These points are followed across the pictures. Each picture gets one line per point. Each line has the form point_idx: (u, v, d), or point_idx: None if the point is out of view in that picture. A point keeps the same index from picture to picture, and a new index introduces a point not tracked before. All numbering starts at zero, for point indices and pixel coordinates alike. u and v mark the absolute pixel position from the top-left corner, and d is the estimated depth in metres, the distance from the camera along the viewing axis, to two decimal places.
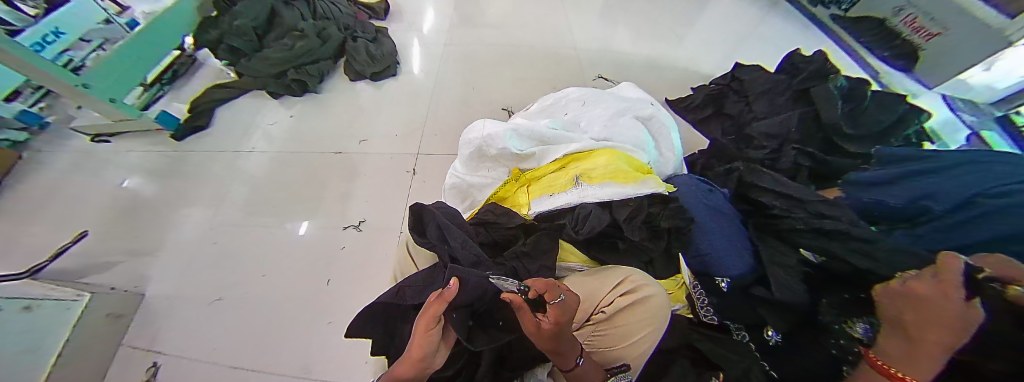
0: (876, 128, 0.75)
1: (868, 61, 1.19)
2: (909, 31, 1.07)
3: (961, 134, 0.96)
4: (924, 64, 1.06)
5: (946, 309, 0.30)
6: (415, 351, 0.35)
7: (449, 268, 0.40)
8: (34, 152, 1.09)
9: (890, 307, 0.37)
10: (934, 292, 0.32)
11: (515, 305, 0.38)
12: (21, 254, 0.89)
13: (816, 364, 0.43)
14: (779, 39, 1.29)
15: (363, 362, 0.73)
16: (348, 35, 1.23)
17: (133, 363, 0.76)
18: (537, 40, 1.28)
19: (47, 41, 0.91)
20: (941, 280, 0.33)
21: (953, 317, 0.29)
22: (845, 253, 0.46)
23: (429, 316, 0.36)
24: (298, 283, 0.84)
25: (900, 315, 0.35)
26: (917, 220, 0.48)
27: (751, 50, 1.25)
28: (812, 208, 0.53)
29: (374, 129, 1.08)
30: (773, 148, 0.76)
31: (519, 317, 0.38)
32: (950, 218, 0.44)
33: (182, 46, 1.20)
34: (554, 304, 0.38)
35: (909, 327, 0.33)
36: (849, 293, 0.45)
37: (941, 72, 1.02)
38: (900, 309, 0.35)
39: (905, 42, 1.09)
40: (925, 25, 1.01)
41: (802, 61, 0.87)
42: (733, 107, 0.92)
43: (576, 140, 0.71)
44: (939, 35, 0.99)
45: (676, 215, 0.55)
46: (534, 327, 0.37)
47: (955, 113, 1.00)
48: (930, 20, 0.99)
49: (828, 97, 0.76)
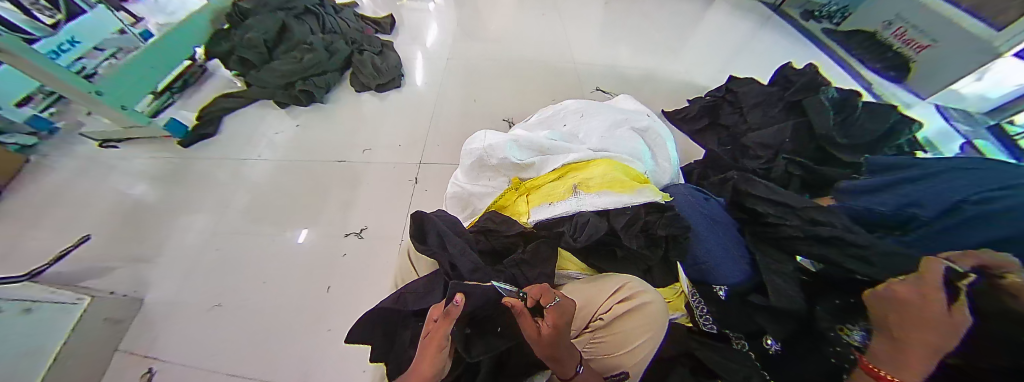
0: (869, 138, 0.77)
1: (862, 74, 1.23)
2: (899, 44, 1.14)
3: (955, 142, 0.95)
4: (917, 73, 1.10)
5: (932, 312, 0.33)
6: (426, 368, 0.35)
7: (448, 286, 0.41)
8: (42, 156, 1.10)
9: (883, 312, 0.39)
10: (917, 295, 0.35)
11: (517, 311, 0.39)
12: (19, 258, 0.89)
13: (817, 373, 0.45)
14: (773, 53, 1.33)
15: (362, 370, 0.73)
16: (355, 48, 1.27)
17: (128, 368, 0.75)
18: (537, 54, 1.32)
19: (62, 49, 0.94)
20: (920, 281, 0.36)
21: (942, 321, 0.32)
22: (842, 260, 0.48)
23: (433, 340, 0.37)
24: (298, 289, 0.84)
25: (888, 318, 0.38)
26: (908, 227, 0.49)
27: (746, 64, 1.29)
28: (806, 216, 0.54)
29: (376, 138, 1.11)
30: (768, 158, 0.79)
31: (518, 322, 0.39)
32: (939, 223, 0.46)
33: (193, 57, 1.24)
34: (551, 308, 0.39)
35: (898, 330, 0.36)
36: (842, 299, 0.47)
37: (934, 82, 1.05)
38: (887, 312, 0.38)
39: (896, 54, 1.15)
40: (914, 37, 1.09)
41: (794, 73, 0.91)
42: (728, 118, 0.95)
43: (575, 150, 0.73)
44: (931, 47, 1.05)
45: (672, 224, 0.55)
46: (534, 333, 0.38)
47: (949, 123, 1.00)
48: (919, 32, 1.07)
49: (819, 109, 0.79)
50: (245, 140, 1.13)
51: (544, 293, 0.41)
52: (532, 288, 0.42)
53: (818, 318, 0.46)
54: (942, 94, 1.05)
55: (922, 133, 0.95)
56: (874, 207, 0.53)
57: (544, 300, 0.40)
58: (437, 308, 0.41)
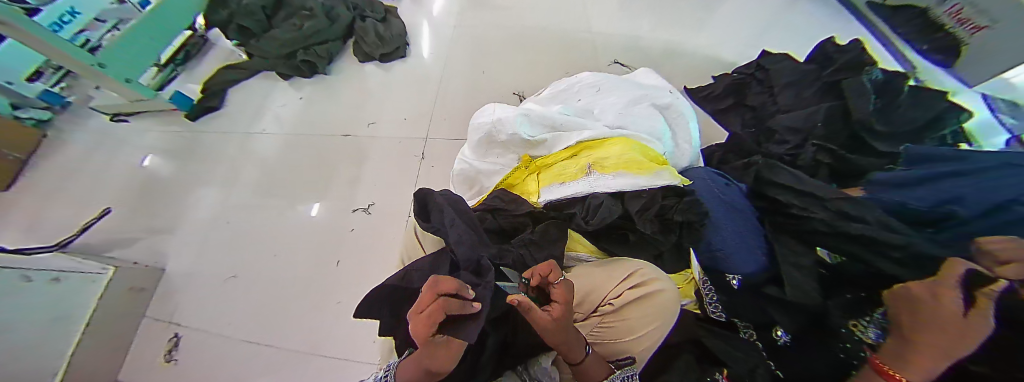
0: (909, 128, 0.67)
1: (905, 57, 1.00)
2: (952, 23, 0.88)
3: (999, 136, 0.76)
4: (967, 57, 0.88)
5: (944, 314, 0.28)
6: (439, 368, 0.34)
7: (439, 301, 0.32)
8: (57, 132, 1.12)
9: (904, 318, 0.32)
10: (931, 296, 0.30)
11: (523, 308, 0.35)
12: (48, 228, 0.94)
13: (824, 366, 0.41)
14: (824, 10, 1.15)
15: (371, 342, 0.75)
16: (357, 15, 1.20)
17: (156, 333, 0.82)
18: (552, 22, 1.22)
19: (63, 21, 0.93)
20: (940, 284, 0.30)
21: (952, 323, 0.26)
22: (874, 258, 0.42)
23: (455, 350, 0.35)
24: (309, 264, 0.86)
25: (906, 323, 0.32)
26: (940, 224, 0.43)
27: (797, 19, 1.14)
28: (836, 207, 0.47)
29: (382, 111, 1.08)
30: (796, 143, 0.70)
31: (526, 316, 0.36)
32: (979, 223, 0.40)
33: (192, 26, 1.19)
34: (559, 284, 0.39)
35: (913, 335, 0.30)
36: (852, 293, 0.44)
37: (986, 66, 0.84)
38: (906, 320, 0.32)
39: (947, 35, 0.90)
40: (971, 16, 0.83)
41: (835, 50, 0.81)
42: (755, 99, 0.86)
43: (590, 127, 0.68)
44: (987, 29, 0.81)
45: (691, 210, 0.52)
46: (547, 326, 0.36)
47: (995, 115, 0.80)
48: (977, 10, 0.81)
49: (860, 92, 0.68)
50: (252, 114, 1.12)
51: (550, 271, 0.41)
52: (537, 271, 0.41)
53: (830, 313, 0.41)
54: (988, 83, 0.85)
55: (969, 121, 0.74)
56: (909, 201, 0.45)
57: (551, 276, 0.40)
58: (428, 327, 0.31)
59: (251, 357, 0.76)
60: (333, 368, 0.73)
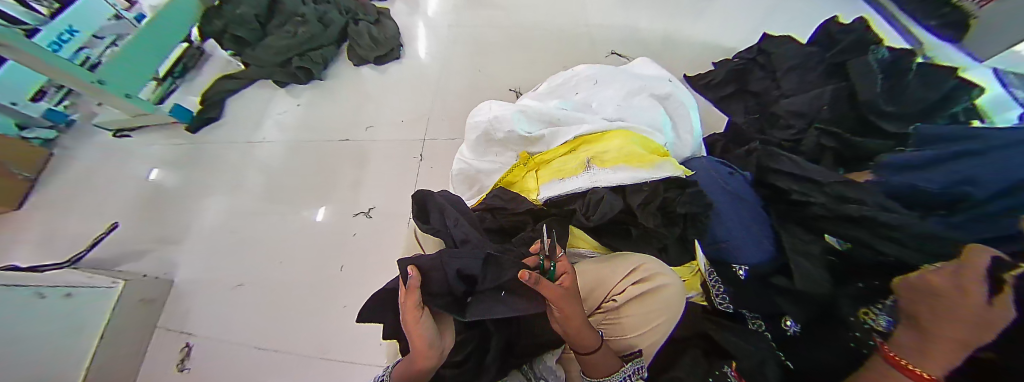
0: (919, 107, 0.65)
1: (912, 34, 0.96)
2: None
3: (1012, 110, 0.73)
4: (977, 30, 0.85)
5: (966, 303, 0.26)
6: (417, 344, 0.34)
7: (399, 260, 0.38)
8: (64, 150, 1.15)
9: (917, 306, 0.31)
10: (953, 286, 0.27)
11: (534, 281, 0.33)
12: (61, 244, 0.97)
13: (834, 356, 0.39)
14: None
15: (378, 344, 0.75)
16: (350, 18, 1.19)
17: (169, 342, 0.83)
18: (547, 16, 1.21)
19: (63, 39, 0.94)
20: (958, 271, 0.28)
21: (976, 313, 0.25)
22: (875, 241, 0.42)
23: (413, 302, 0.34)
24: (314, 269, 0.86)
25: (919, 311, 0.30)
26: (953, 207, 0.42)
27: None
28: (833, 191, 0.47)
29: (380, 114, 1.08)
30: (800, 128, 0.69)
31: (536, 287, 0.34)
32: (994, 204, 0.39)
33: (189, 38, 1.20)
34: (564, 257, 0.40)
35: (927, 324, 0.29)
36: (866, 282, 0.42)
37: (995, 41, 0.81)
38: (919, 307, 0.30)
39: (955, 10, 0.89)
40: None
41: (839, 31, 0.78)
42: (758, 84, 0.83)
43: (588, 120, 0.67)
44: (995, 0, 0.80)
45: (693, 202, 0.51)
46: (560, 295, 0.35)
47: (1008, 90, 0.76)
48: None
49: (866, 73, 0.66)
50: (251, 123, 1.12)
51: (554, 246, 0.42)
52: (536, 246, 0.46)
53: (839, 303, 0.41)
54: (999, 58, 0.81)
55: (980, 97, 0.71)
56: (919, 184, 0.43)
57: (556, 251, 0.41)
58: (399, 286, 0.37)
59: (262, 363, 0.77)
60: (341, 372, 0.74)
